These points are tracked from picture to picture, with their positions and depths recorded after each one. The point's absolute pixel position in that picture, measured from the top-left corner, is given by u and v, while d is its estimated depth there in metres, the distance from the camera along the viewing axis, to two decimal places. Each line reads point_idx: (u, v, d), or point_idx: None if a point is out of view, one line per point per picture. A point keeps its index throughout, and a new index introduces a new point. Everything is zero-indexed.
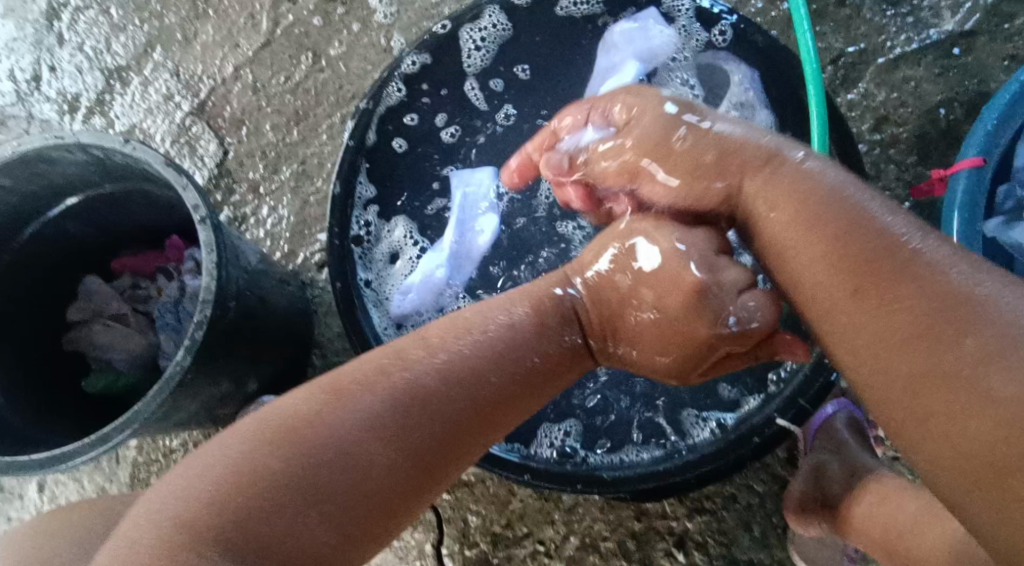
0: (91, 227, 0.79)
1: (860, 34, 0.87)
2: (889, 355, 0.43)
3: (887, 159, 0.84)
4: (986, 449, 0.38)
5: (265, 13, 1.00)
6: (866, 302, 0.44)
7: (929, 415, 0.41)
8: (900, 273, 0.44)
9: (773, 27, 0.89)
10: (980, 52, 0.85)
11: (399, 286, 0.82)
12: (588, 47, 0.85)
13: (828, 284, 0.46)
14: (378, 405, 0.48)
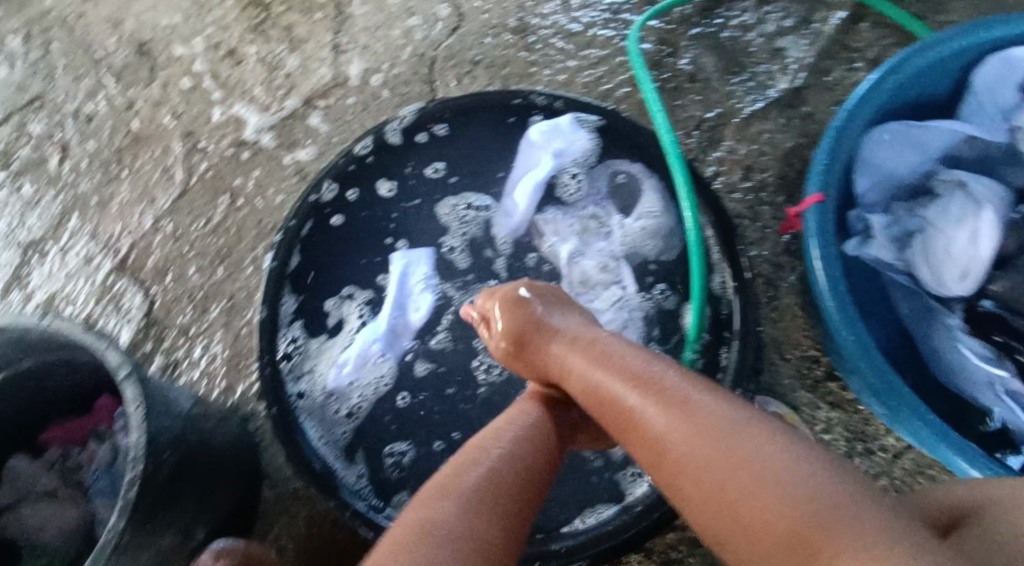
0: (14, 409, 0.76)
1: (714, 100, 0.97)
2: (657, 454, 0.52)
3: (761, 202, 0.92)
4: (725, 497, 0.47)
5: (178, 164, 1.03)
6: (635, 411, 0.55)
7: (695, 485, 0.49)
8: (655, 390, 0.55)
9: (632, 110, 0.99)
10: (816, 102, 0.96)
11: (335, 361, 0.84)
12: (477, 148, 0.91)
13: (613, 406, 0.57)
14: (466, 495, 0.53)
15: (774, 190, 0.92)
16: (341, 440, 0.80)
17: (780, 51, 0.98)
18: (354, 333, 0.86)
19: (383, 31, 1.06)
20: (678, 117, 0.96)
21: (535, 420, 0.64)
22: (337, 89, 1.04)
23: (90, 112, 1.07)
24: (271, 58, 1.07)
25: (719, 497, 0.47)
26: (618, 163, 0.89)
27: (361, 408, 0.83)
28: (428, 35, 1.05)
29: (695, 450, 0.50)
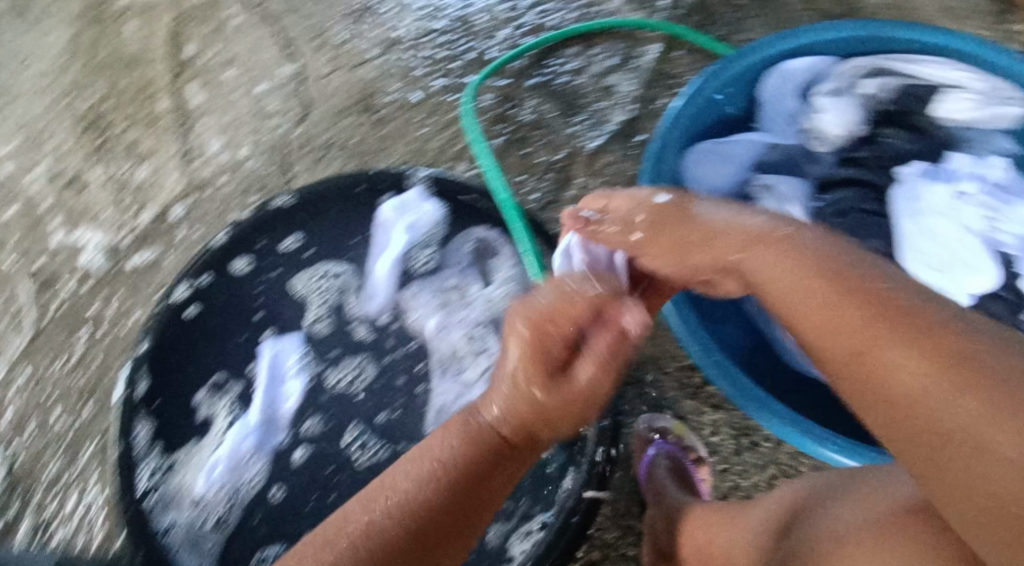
0: None
1: (541, 99, 1.12)
2: (881, 377, 0.53)
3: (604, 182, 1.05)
4: (968, 468, 0.47)
5: (114, 199, 1.10)
6: (873, 351, 0.54)
7: (942, 441, 0.48)
8: (901, 313, 0.54)
9: (534, 94, 1.12)
10: (573, 109, 1.11)
11: (239, 432, 0.87)
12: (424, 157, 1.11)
13: (846, 321, 0.56)
14: (454, 447, 0.61)
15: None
16: (217, 533, 0.83)
17: (543, 61, 1.15)
18: (319, 316, 0.92)
19: (351, 64, 1.17)
20: (537, 113, 1.11)
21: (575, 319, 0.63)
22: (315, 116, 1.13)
23: (86, 154, 1.13)
24: (250, 95, 1.16)
25: (907, 402, 0.51)
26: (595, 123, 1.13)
27: (315, 424, 0.88)
28: (375, 66, 1.18)
29: (901, 334, 0.53)
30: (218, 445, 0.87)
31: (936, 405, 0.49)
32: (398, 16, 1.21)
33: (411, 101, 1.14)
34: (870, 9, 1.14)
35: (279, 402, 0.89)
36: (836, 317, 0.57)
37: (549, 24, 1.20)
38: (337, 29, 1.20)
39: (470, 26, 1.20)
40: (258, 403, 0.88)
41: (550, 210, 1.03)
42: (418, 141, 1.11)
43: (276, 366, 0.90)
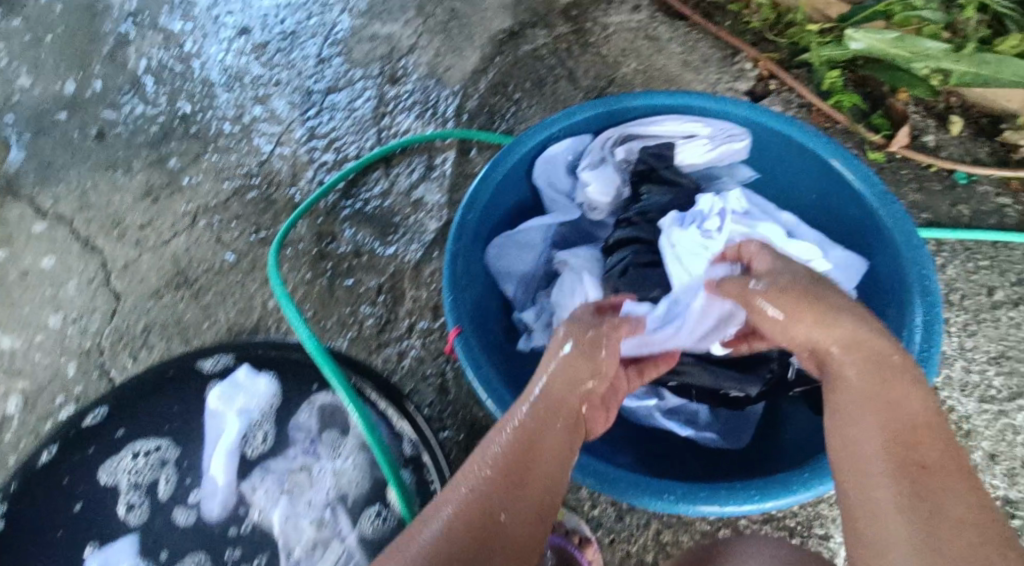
0: None
1: (359, 224, 1.14)
2: (880, 462, 0.54)
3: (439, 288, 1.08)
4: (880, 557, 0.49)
5: None
6: (892, 435, 0.55)
7: (869, 533, 0.51)
8: (934, 430, 0.55)
9: (351, 221, 1.15)
10: (392, 226, 1.14)
11: None
12: (257, 311, 1.09)
13: (873, 409, 0.57)
14: (510, 442, 0.61)
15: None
16: None
17: (352, 189, 1.18)
18: (145, 509, 0.88)
19: (158, 243, 1.16)
20: (357, 239, 1.13)
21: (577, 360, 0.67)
22: (129, 304, 1.10)
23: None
24: (54, 300, 1.11)
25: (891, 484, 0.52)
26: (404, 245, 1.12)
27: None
28: (185, 233, 1.16)
29: (912, 437, 0.54)
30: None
31: (898, 503, 0.51)
32: (198, 183, 1.22)
33: (227, 262, 1.13)
34: (625, 79, 1.28)
35: None
36: (844, 365, 0.61)
37: (349, 157, 1.25)
38: (135, 211, 1.19)
39: (272, 178, 1.22)
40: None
41: (387, 333, 1.04)
42: (246, 297, 1.10)
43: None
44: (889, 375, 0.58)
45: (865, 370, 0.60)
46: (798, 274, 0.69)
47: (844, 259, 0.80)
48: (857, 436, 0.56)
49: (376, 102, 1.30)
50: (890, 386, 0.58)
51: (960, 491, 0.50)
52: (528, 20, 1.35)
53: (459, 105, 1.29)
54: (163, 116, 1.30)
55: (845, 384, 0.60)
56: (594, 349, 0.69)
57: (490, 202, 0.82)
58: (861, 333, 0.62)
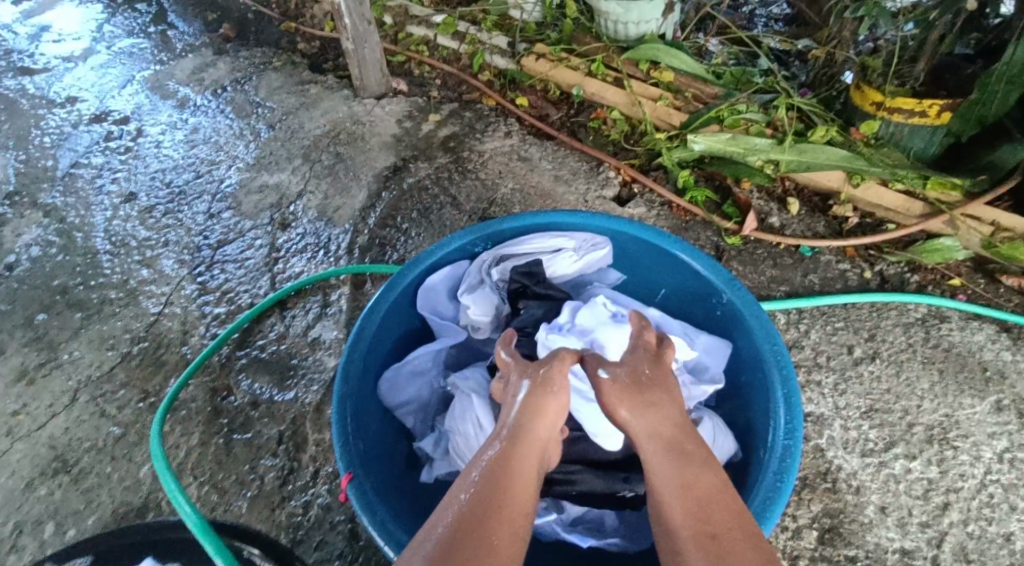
0: None
1: (254, 373, 1.12)
2: (683, 533, 0.59)
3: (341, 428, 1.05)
4: None
5: None
6: (695, 505, 0.61)
7: None
8: (723, 498, 0.62)
9: (246, 371, 1.12)
10: (288, 370, 1.12)
11: None
12: (148, 485, 1.03)
13: (681, 481, 0.63)
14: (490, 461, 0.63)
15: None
16: None
17: (244, 339, 1.16)
18: None
19: (37, 427, 1.09)
20: (253, 390, 1.10)
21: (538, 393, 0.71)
22: (4, 500, 1.03)
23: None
24: None
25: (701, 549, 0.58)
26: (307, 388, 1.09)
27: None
28: (65, 413, 1.10)
29: (709, 505, 0.61)
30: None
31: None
32: (80, 355, 1.17)
33: (113, 436, 1.08)
34: (504, 198, 1.35)
35: None
36: (647, 447, 0.67)
37: (241, 308, 1.24)
38: (8, 400, 1.13)
39: (159, 339, 1.19)
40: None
41: (288, 485, 1.00)
42: (135, 470, 1.04)
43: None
44: (687, 457, 0.65)
45: (669, 453, 0.66)
46: (643, 358, 0.76)
47: (711, 344, 0.87)
48: (665, 509, 0.62)
49: (267, 250, 1.31)
50: (690, 468, 0.64)
51: (744, 553, 0.57)
52: (409, 156, 1.42)
53: (349, 242, 1.32)
54: (41, 291, 1.26)
55: (651, 465, 0.66)
56: (555, 390, 0.71)
57: (376, 337, 0.83)
58: (674, 419, 0.69)
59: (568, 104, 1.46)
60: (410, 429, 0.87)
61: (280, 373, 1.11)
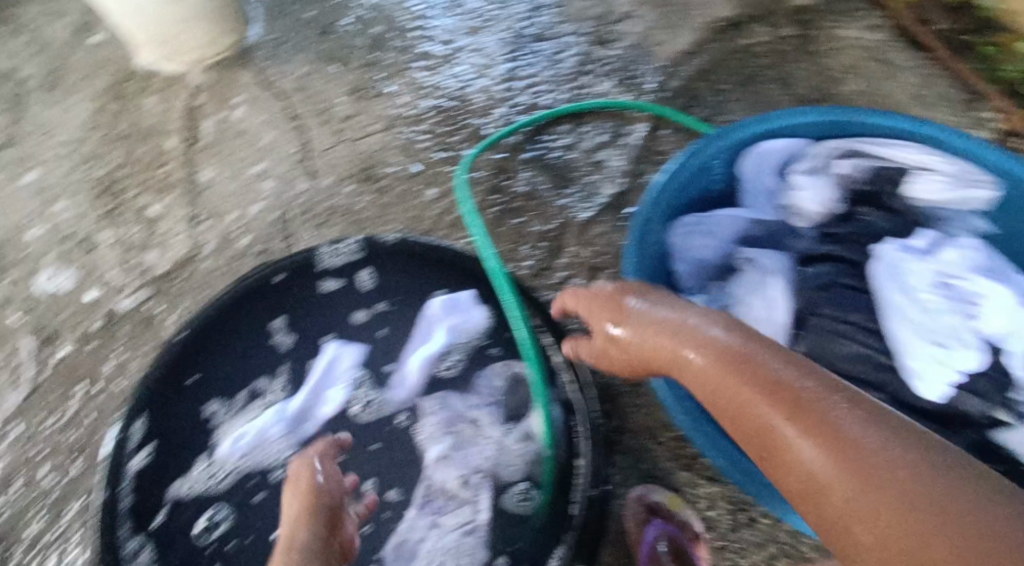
0: None
1: (533, 169, 1.16)
2: (777, 442, 0.55)
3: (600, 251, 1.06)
4: (864, 518, 0.48)
5: (124, 254, 1.16)
6: (777, 410, 0.56)
7: (829, 505, 0.51)
8: (799, 390, 0.56)
9: (527, 167, 1.16)
10: (570, 177, 1.14)
11: (237, 433, 0.88)
12: (428, 224, 1.16)
13: (739, 392, 0.59)
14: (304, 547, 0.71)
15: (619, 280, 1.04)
16: (208, 506, 0.85)
17: (534, 135, 1.19)
18: (344, 369, 0.93)
19: (354, 138, 1.25)
20: (534, 182, 1.14)
21: (315, 483, 0.77)
22: (320, 186, 1.21)
23: (100, 217, 1.20)
24: (257, 166, 1.24)
25: (820, 454, 0.52)
26: (577, 203, 1.11)
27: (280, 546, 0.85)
28: (377, 137, 1.25)
29: (785, 402, 0.56)
30: (209, 445, 0.87)
31: (819, 471, 0.52)
32: (400, 94, 1.29)
33: (411, 172, 1.21)
34: (845, 96, 1.20)
35: (275, 434, 0.90)
36: (688, 361, 0.64)
37: (542, 104, 1.27)
38: (340, 106, 1.29)
39: (466, 106, 1.27)
40: (295, 397, 0.91)
41: (540, 280, 1.05)
42: (418, 208, 1.17)
43: (333, 379, 0.92)
44: (729, 356, 0.62)
45: (712, 360, 0.63)
46: (605, 311, 0.73)
47: None
48: (749, 425, 0.58)
49: (582, 59, 1.30)
50: (731, 369, 0.61)
51: (854, 446, 0.51)
52: (755, 13, 1.30)
53: (662, 81, 1.25)
54: (382, 24, 1.38)
55: (702, 377, 0.63)
56: (314, 498, 0.76)
57: (685, 182, 0.84)
58: (710, 331, 0.65)
59: (965, 15, 1.22)
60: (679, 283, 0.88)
61: (560, 174, 1.15)
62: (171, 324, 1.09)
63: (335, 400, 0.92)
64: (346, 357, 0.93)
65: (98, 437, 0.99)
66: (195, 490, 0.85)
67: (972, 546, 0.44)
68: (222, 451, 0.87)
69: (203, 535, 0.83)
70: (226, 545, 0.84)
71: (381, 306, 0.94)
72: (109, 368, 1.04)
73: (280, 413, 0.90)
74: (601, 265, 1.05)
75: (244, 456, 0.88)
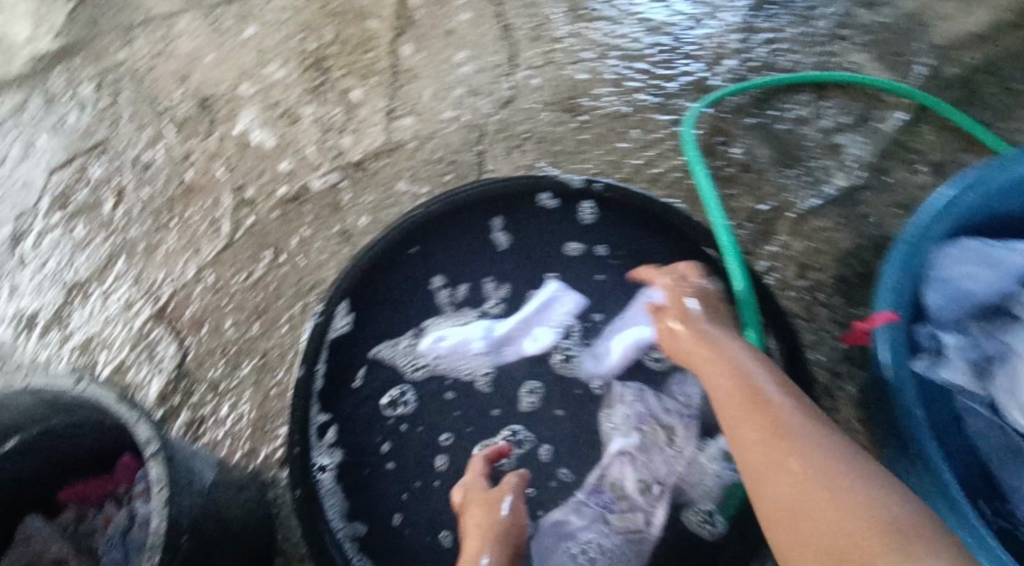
0: (38, 464, 0.74)
1: (756, 137, 1.03)
2: (756, 436, 0.58)
3: (814, 248, 0.94)
4: (799, 500, 0.52)
5: (320, 133, 1.17)
6: (757, 416, 0.59)
7: (763, 481, 0.56)
8: (771, 401, 0.60)
9: (749, 133, 1.03)
10: (798, 156, 1.01)
11: (439, 334, 0.88)
12: (626, 173, 1.08)
13: (733, 395, 0.62)
14: None
15: (831, 285, 0.92)
16: (392, 394, 0.85)
17: (763, 100, 1.05)
18: (555, 317, 0.89)
19: (563, 63, 1.18)
20: (752, 152, 1.02)
21: (506, 512, 0.76)
22: (520, 105, 1.15)
23: (305, 89, 1.22)
24: (460, 71, 1.19)
25: (775, 454, 0.55)
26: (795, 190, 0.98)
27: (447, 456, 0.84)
28: (590, 66, 1.17)
29: (757, 409, 0.59)
30: (418, 330, 0.88)
31: (781, 467, 0.55)
32: (621, 25, 1.20)
33: (619, 113, 1.12)
34: None
35: (472, 349, 0.88)
36: (707, 366, 0.67)
37: (779, 65, 1.12)
38: (557, 24, 1.21)
39: (692, 51, 1.15)
40: (506, 322, 0.89)
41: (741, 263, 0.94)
42: (618, 153, 1.09)
43: (548, 317, 0.89)
44: (733, 364, 0.65)
45: (717, 366, 0.66)
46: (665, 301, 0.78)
47: None
48: (735, 426, 0.60)
49: (839, 20, 1.13)
50: (733, 375, 0.64)
51: (780, 449, 0.55)
52: None
53: (931, 66, 1.07)
54: None
55: (711, 383, 0.66)
56: (505, 528, 0.75)
57: (976, 204, 0.75)
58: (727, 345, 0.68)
59: None
60: (929, 312, 0.77)
61: (786, 150, 1.01)
62: (353, 213, 1.10)
63: (545, 336, 0.89)
64: (567, 298, 0.89)
65: (277, 306, 1.03)
66: (389, 372, 0.85)
67: (852, 517, 0.49)
68: (426, 344, 0.87)
69: (386, 419, 0.84)
70: (405, 435, 0.84)
71: (599, 250, 0.88)
72: (294, 243, 1.08)
73: (489, 331, 0.89)
74: (818, 264, 0.93)
75: (441, 358, 0.87)
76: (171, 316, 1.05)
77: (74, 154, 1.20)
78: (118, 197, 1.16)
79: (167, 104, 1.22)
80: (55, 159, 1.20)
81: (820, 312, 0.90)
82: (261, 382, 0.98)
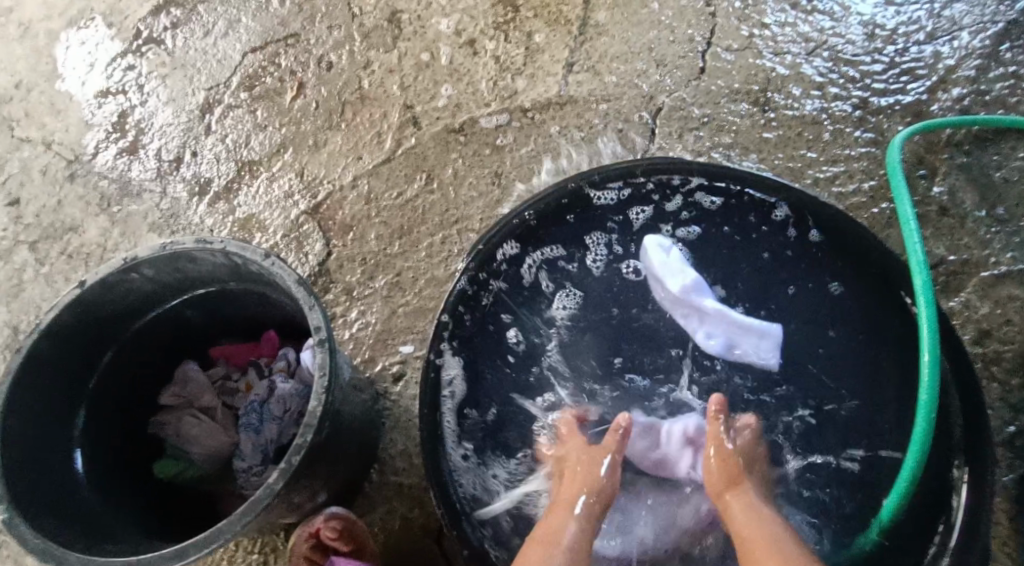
0: (204, 319, 0.79)
1: (969, 177, 0.92)
2: None
3: (1006, 314, 0.84)
4: None
5: (497, 68, 1.16)
6: None
7: None
8: None
9: (963, 172, 0.92)
10: (1011, 209, 0.90)
11: (665, 245, 0.80)
12: (805, 184, 1.00)
13: None
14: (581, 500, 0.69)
15: (1015, 361, 0.82)
16: (556, 263, 0.82)
17: (985, 139, 0.94)
18: (739, 328, 0.77)
19: (764, 51, 1.10)
20: (960, 192, 0.91)
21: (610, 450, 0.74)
22: (707, 86, 1.09)
23: (492, 23, 1.20)
24: (653, 36, 1.14)
25: None
26: (999, 245, 0.88)
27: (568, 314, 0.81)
28: (793, 60, 1.08)
29: None
30: (621, 224, 0.83)
31: None
32: (839, 23, 1.09)
33: (814, 117, 1.04)
34: None
35: (666, 282, 0.78)
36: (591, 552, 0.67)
37: (1011, 105, 1.00)
38: (768, 8, 1.13)
39: (913, 68, 1.04)
40: (710, 302, 0.77)
41: None
42: (802, 160, 1.02)
43: (738, 332, 0.77)
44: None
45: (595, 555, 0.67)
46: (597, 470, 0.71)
47: None
48: None
49: None
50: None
51: None
52: None
53: None
54: None
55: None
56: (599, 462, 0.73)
57: None
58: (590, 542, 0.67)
59: None
60: None
61: (999, 199, 0.90)
62: (510, 158, 1.09)
63: (717, 337, 0.77)
64: (771, 337, 0.76)
65: (420, 231, 1.05)
66: (602, 238, 0.82)
67: None
68: (651, 238, 0.81)
69: (572, 251, 0.82)
70: (558, 296, 0.81)
71: (833, 285, 0.77)
72: (448, 174, 1.09)
73: (692, 289, 0.78)
74: (1003, 335, 0.83)
75: (644, 260, 0.81)
76: (324, 215, 1.09)
77: (269, 41, 1.25)
78: (299, 91, 1.20)
79: (360, 10, 1.25)
80: (252, 41, 1.26)
81: (992, 388, 0.81)
82: (390, 298, 1.01)
